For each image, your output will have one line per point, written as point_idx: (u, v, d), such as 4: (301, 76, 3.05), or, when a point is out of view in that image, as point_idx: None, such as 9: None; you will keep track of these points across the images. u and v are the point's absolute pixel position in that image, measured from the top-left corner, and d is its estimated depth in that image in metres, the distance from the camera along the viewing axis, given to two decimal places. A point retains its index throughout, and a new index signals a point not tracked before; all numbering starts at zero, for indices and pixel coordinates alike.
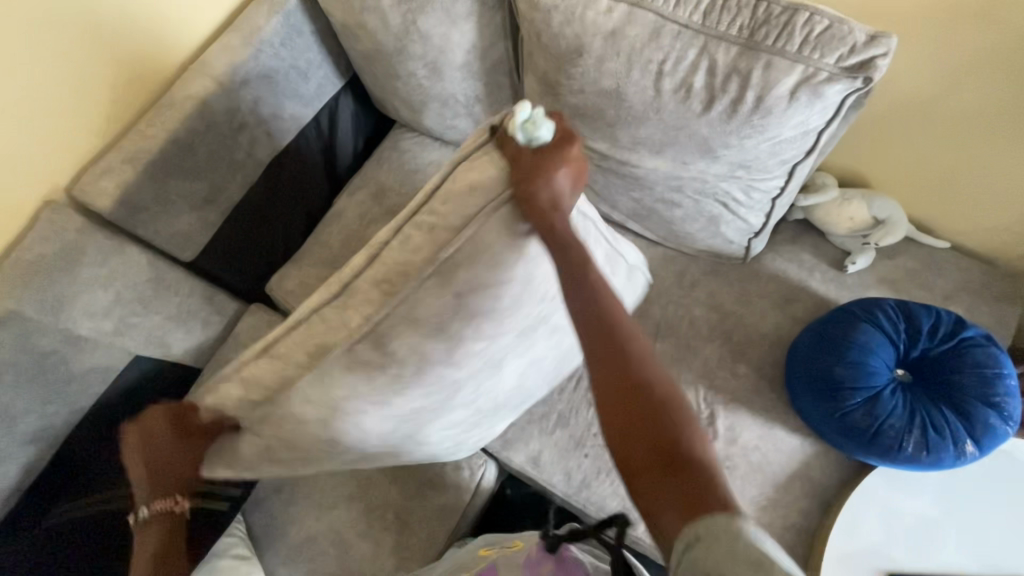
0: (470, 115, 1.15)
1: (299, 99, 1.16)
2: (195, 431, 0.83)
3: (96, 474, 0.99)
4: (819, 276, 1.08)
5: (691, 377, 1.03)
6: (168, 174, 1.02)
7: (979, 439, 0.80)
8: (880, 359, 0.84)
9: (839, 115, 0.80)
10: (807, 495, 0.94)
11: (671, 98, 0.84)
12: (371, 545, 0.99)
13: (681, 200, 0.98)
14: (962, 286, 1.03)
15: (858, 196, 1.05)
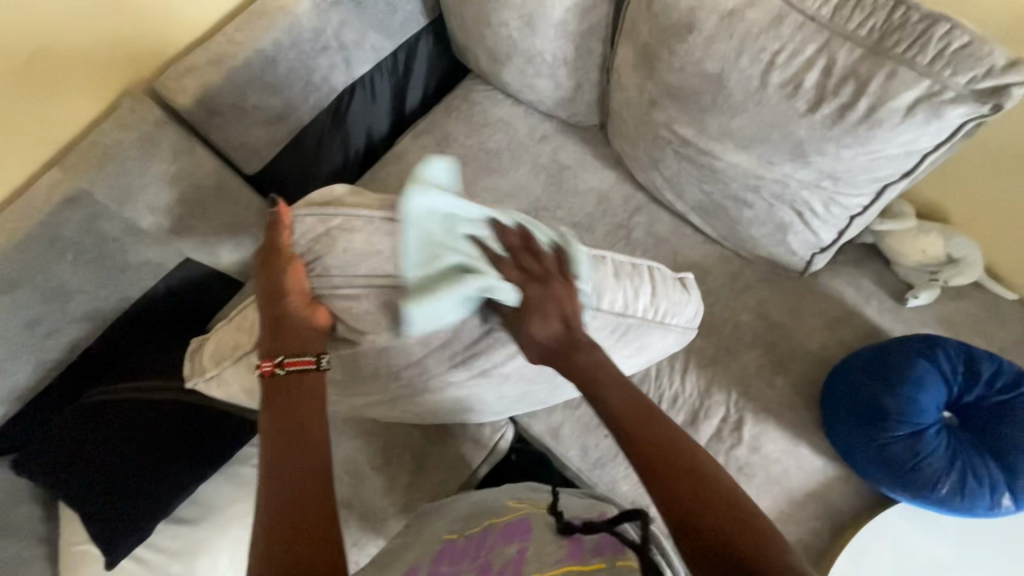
0: (552, 77, 1.13)
1: (382, 31, 1.15)
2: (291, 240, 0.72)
3: (139, 362, 0.99)
4: (876, 304, 1.05)
5: (725, 380, 1.02)
6: (248, 84, 1.03)
7: (1017, 494, 0.78)
8: (931, 397, 0.82)
9: (951, 140, 0.77)
10: (819, 516, 0.94)
11: (777, 92, 0.82)
12: (384, 480, 1.03)
13: (754, 200, 0.95)
14: (1022, 341, 1.00)
15: (936, 230, 1.02)
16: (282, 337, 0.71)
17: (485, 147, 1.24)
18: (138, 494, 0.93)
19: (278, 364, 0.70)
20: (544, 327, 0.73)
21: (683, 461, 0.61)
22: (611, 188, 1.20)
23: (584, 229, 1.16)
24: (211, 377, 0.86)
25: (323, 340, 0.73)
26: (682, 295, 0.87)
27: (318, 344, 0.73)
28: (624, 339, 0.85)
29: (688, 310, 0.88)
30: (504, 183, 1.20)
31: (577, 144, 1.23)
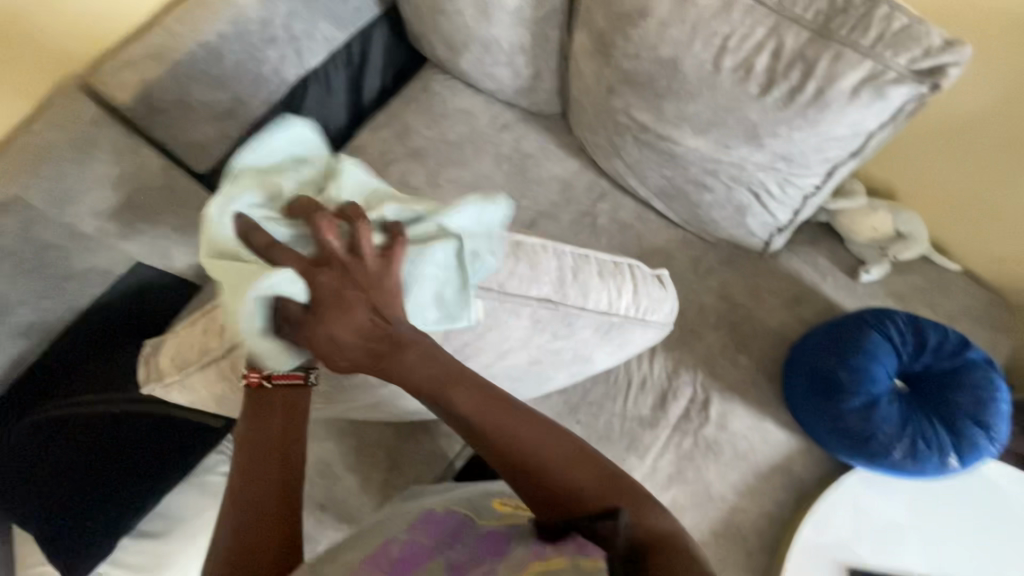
0: (510, 65, 1.12)
1: (334, 20, 1.12)
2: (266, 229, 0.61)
3: (85, 374, 0.94)
4: (832, 281, 1.09)
5: (692, 361, 1.04)
6: (192, 78, 0.99)
7: (963, 455, 0.82)
8: (883, 368, 0.86)
9: (894, 120, 0.79)
10: (784, 487, 0.98)
11: (729, 76, 0.83)
12: (358, 480, 1.01)
13: (713, 184, 0.97)
14: (966, 311, 1.05)
15: (885, 207, 1.06)
16: (269, 350, 0.64)
17: (446, 139, 1.22)
18: (97, 511, 0.90)
19: (266, 377, 0.64)
20: (336, 342, 0.56)
21: (570, 476, 0.57)
22: (574, 176, 1.20)
23: (550, 218, 1.16)
24: (171, 382, 0.83)
25: (320, 351, 0.66)
26: (661, 293, 0.88)
27: (312, 356, 0.65)
28: (609, 336, 0.86)
29: (664, 308, 0.89)
30: (466, 174, 1.19)
31: (539, 133, 1.23)
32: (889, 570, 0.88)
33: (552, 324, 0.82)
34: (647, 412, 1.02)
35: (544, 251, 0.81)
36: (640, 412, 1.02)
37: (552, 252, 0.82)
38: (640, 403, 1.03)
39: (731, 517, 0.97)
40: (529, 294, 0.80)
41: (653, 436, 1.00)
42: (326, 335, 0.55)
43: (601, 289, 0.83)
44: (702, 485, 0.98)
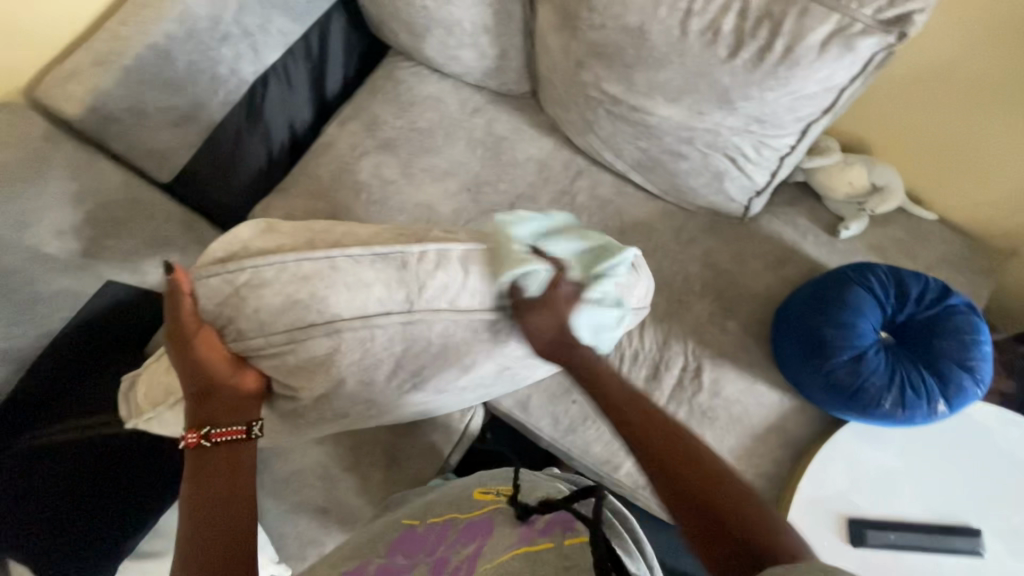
0: (475, 46, 1.10)
1: (287, 12, 1.07)
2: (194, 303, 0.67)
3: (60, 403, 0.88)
4: (813, 240, 1.10)
5: (681, 331, 1.05)
6: (144, 83, 0.95)
7: (951, 399, 0.84)
8: (868, 321, 0.87)
9: (864, 74, 0.79)
10: (780, 447, 0.99)
11: (697, 40, 0.82)
12: (358, 479, 1.01)
13: (689, 152, 0.96)
14: (944, 259, 1.07)
15: (860, 162, 1.06)
16: (210, 410, 0.70)
17: (417, 127, 1.19)
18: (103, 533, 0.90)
19: (205, 436, 0.68)
20: (551, 326, 0.68)
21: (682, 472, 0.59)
22: (549, 155, 1.19)
23: (529, 200, 1.15)
24: (153, 417, 0.78)
25: (258, 408, 0.72)
26: (636, 281, 0.83)
27: (251, 411, 0.71)
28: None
29: (646, 291, 0.83)
30: (440, 162, 1.17)
31: (510, 114, 1.21)
32: (885, 518, 0.91)
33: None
34: (640, 385, 1.03)
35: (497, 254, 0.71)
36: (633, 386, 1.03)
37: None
38: (633, 377, 1.03)
39: None
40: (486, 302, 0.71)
41: None
42: (528, 327, 0.69)
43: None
44: None
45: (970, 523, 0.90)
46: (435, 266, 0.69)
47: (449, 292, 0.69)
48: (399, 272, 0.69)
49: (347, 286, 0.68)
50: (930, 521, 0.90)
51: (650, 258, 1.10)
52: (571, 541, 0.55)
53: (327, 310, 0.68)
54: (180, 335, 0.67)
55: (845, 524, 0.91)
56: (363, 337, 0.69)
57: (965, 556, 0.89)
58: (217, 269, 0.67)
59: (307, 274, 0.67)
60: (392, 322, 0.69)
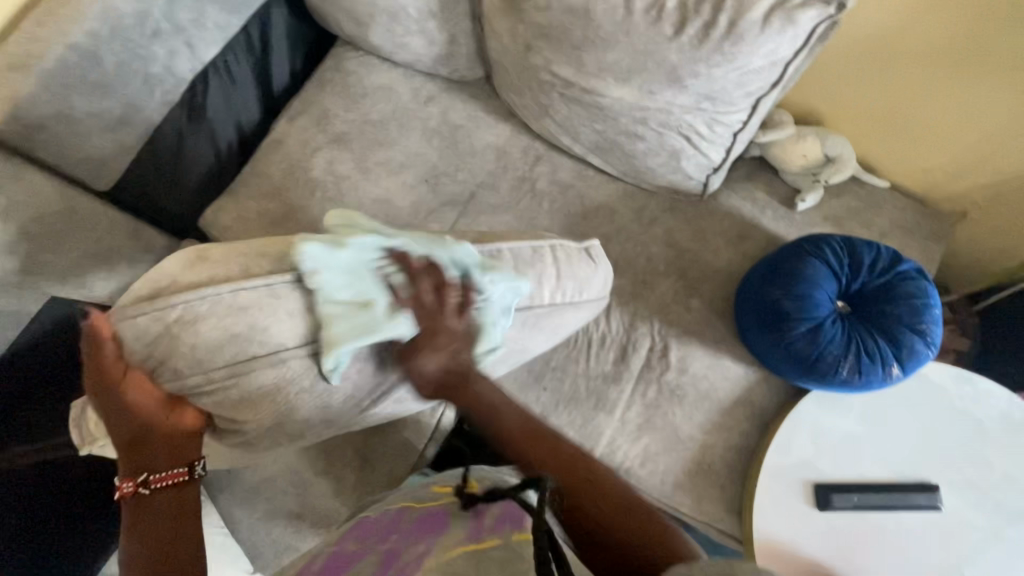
0: (423, 33, 1.07)
1: (224, 5, 1.03)
2: (115, 347, 0.65)
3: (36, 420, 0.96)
4: (771, 214, 1.11)
5: (647, 312, 1.05)
6: (70, 87, 0.88)
7: (903, 363, 0.86)
8: (824, 292, 0.88)
9: (808, 46, 0.80)
10: (747, 419, 1.01)
11: (643, 19, 0.82)
12: (331, 483, 0.99)
13: (644, 133, 0.96)
14: (897, 225, 1.09)
15: (812, 134, 1.07)
16: (143, 457, 0.67)
17: (369, 119, 1.16)
18: None
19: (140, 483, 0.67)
20: (442, 360, 0.64)
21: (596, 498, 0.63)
22: (507, 142, 1.17)
23: (488, 188, 1.13)
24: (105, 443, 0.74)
25: (198, 445, 0.70)
26: (589, 271, 0.83)
27: (192, 451, 0.69)
28: (536, 330, 0.82)
29: (600, 283, 0.85)
30: (396, 155, 1.14)
31: (465, 101, 1.18)
32: (849, 481, 0.94)
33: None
34: (609, 368, 1.03)
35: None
36: (602, 369, 1.03)
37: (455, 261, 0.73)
38: (602, 361, 1.03)
39: (701, 455, 1.00)
40: None
41: (618, 390, 1.02)
42: (415, 368, 0.65)
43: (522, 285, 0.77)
44: (671, 429, 1.01)
45: (929, 480, 0.94)
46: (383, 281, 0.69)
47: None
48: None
49: (288, 313, 0.67)
50: (891, 481, 0.94)
51: (613, 241, 1.10)
52: (519, 539, 0.58)
53: (270, 340, 0.66)
54: (103, 381, 0.64)
55: (811, 489, 0.93)
56: (310, 364, 0.69)
57: (924, 512, 0.92)
58: (145, 308, 0.65)
59: (244, 305, 0.66)
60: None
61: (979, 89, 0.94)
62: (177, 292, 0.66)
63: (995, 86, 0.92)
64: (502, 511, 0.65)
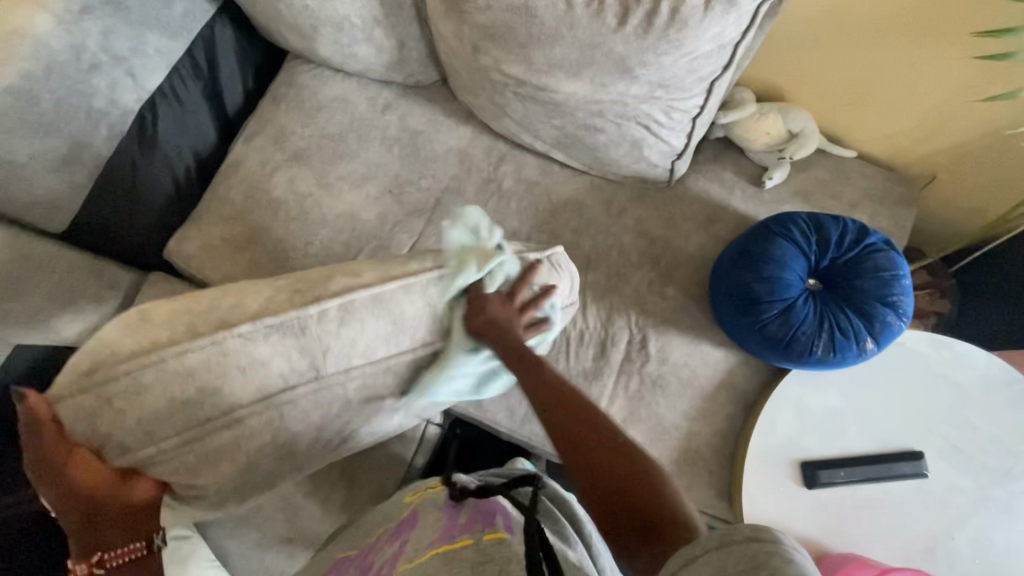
0: (370, 41, 1.05)
1: (163, 29, 1.00)
2: (55, 434, 0.64)
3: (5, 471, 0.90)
4: (740, 194, 1.10)
5: (623, 304, 1.04)
6: (10, 130, 0.86)
7: (878, 336, 0.86)
8: (794, 271, 0.88)
9: (753, 27, 0.81)
10: (731, 402, 1.01)
11: (584, 12, 0.81)
12: (320, 505, 0.98)
13: (602, 125, 0.95)
14: (867, 194, 1.08)
15: (774, 110, 1.06)
16: (98, 535, 0.70)
17: (327, 133, 1.14)
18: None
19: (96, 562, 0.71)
20: (506, 315, 0.70)
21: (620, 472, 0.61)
22: (469, 144, 1.15)
23: (454, 193, 1.11)
24: None
25: (152, 519, 0.72)
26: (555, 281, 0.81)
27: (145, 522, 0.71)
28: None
29: (568, 286, 0.84)
30: (357, 167, 1.12)
31: (422, 106, 1.16)
32: (835, 456, 0.94)
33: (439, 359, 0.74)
34: (590, 364, 1.02)
35: (405, 294, 0.70)
36: (583, 366, 1.02)
37: (417, 294, 0.70)
38: (582, 357, 1.03)
39: (687, 443, 1.00)
40: (398, 344, 0.71)
41: (600, 385, 1.01)
42: (483, 312, 0.69)
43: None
44: (655, 420, 1.00)
45: (914, 447, 0.94)
46: (338, 323, 0.68)
47: (357, 346, 0.69)
48: (299, 338, 0.67)
49: (241, 369, 0.66)
50: (877, 452, 0.94)
51: (584, 235, 1.08)
52: (490, 536, 0.61)
53: (223, 402, 0.66)
54: (47, 467, 0.65)
55: (798, 467, 0.93)
56: (271, 418, 0.69)
57: (912, 480, 0.92)
58: (85, 389, 0.64)
59: (191, 368, 0.64)
60: (299, 394, 0.69)
61: (932, 55, 0.93)
62: (118, 364, 0.65)
63: (948, 51, 0.92)
64: (472, 514, 0.67)
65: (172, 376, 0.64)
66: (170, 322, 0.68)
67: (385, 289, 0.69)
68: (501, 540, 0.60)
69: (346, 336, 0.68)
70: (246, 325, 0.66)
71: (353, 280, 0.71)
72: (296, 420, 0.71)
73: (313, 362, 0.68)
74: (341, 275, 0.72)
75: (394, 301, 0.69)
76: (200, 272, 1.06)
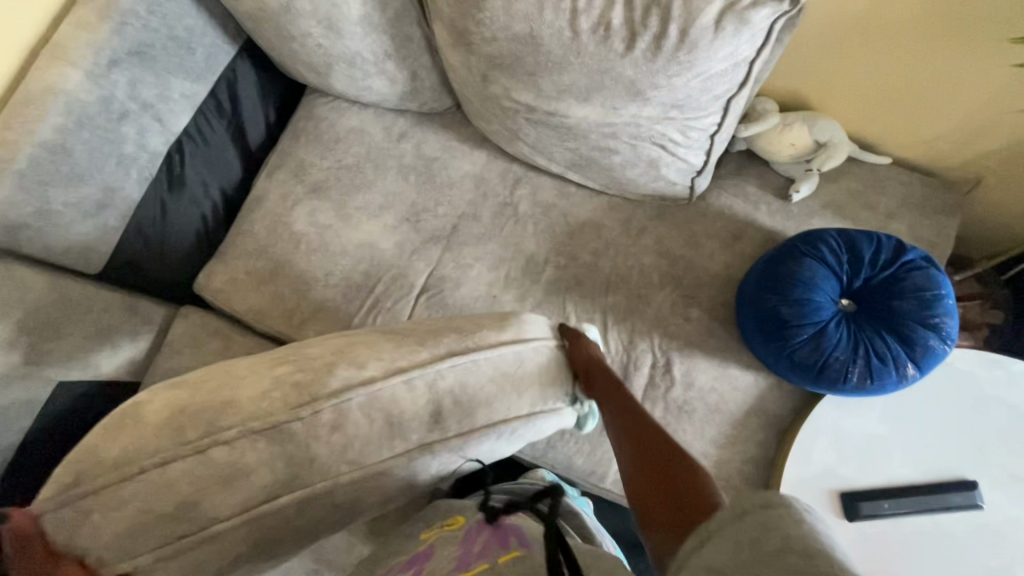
0: (383, 74, 1.06)
1: (187, 74, 1.05)
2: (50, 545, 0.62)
3: None
4: (765, 208, 1.05)
5: (646, 327, 1.01)
6: (47, 184, 0.90)
7: (919, 361, 0.81)
8: (824, 293, 0.84)
9: (770, 42, 0.78)
10: (762, 428, 0.97)
11: (590, 38, 0.80)
12: (344, 536, 0.99)
13: (617, 146, 0.92)
14: (905, 203, 1.02)
15: (799, 120, 1.02)
16: None
17: (344, 164, 1.15)
18: None
19: None
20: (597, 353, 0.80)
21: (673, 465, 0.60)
22: (484, 168, 1.15)
23: (471, 219, 1.11)
24: None
25: None
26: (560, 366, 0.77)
27: None
28: (515, 437, 0.76)
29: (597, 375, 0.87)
30: (375, 197, 1.13)
31: (437, 133, 1.16)
32: (877, 487, 0.88)
33: (445, 457, 0.72)
34: None
35: (408, 388, 0.69)
36: None
37: (421, 386, 0.69)
38: None
39: (717, 471, 0.96)
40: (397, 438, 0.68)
41: None
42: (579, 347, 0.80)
43: (495, 398, 0.72)
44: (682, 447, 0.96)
45: (966, 476, 0.87)
46: (333, 427, 0.66)
47: (352, 447, 0.67)
48: (287, 445, 0.65)
49: (223, 482, 0.63)
50: (924, 482, 0.87)
51: (603, 257, 1.06)
52: (506, 556, 0.60)
53: (203, 515, 0.63)
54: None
55: (836, 499, 0.88)
56: (252, 531, 0.65)
57: (964, 511, 0.86)
58: (63, 500, 0.62)
59: (173, 480, 0.63)
60: (284, 505, 0.65)
61: (965, 58, 0.88)
62: (100, 477, 0.63)
63: (984, 53, 0.86)
64: (486, 538, 0.66)
65: (151, 486, 0.62)
66: (162, 430, 0.65)
67: (384, 390, 0.68)
68: (517, 559, 0.60)
69: (336, 443, 0.66)
70: (233, 431, 0.64)
71: (358, 370, 0.69)
72: (279, 528, 0.67)
73: (299, 475, 0.65)
74: (343, 365, 0.70)
75: (397, 399, 0.68)
76: (227, 305, 1.08)
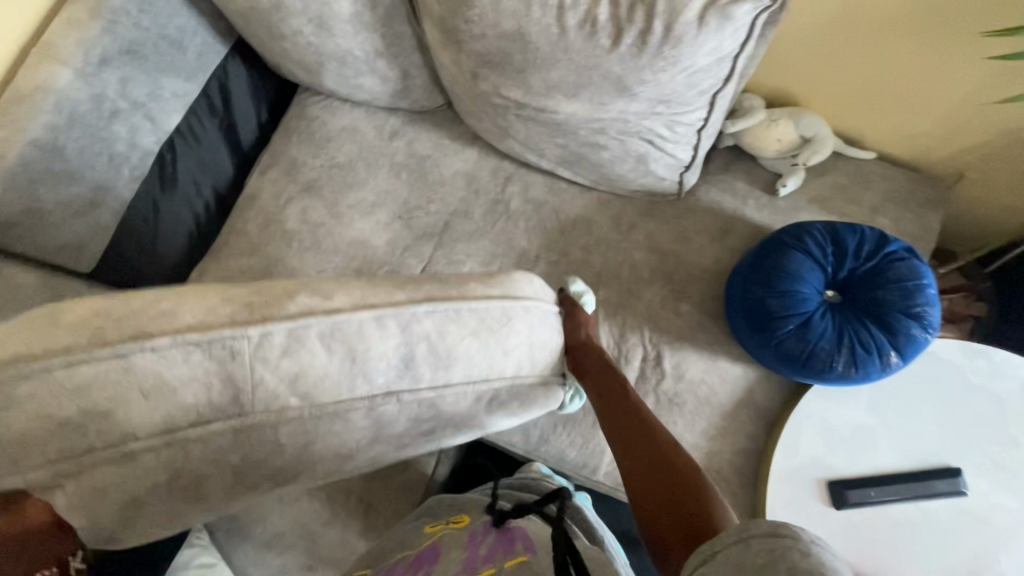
0: (374, 72, 1.07)
1: (178, 72, 1.05)
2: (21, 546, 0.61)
3: None
4: (753, 204, 1.07)
5: (636, 321, 1.02)
6: (37, 181, 0.91)
7: (902, 349, 0.82)
8: (810, 284, 0.85)
9: (753, 37, 0.79)
10: (752, 419, 0.98)
11: (577, 35, 0.81)
12: (339, 532, 0.99)
13: (606, 142, 0.94)
14: (889, 197, 1.03)
15: (785, 116, 1.03)
16: None
17: (336, 163, 1.16)
18: None
19: None
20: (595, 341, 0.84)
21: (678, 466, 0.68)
22: (476, 166, 1.16)
23: (463, 216, 1.12)
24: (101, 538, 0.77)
25: None
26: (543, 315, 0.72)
27: None
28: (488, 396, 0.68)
29: None
30: (367, 195, 1.14)
31: (429, 131, 1.17)
32: (864, 476, 0.89)
33: (411, 411, 0.65)
34: None
35: (377, 329, 0.62)
36: None
37: (389, 328, 0.63)
38: None
39: (708, 462, 0.97)
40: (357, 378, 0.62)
41: None
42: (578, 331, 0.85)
43: (474, 346, 0.66)
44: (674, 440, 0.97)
45: (952, 465, 0.89)
46: (282, 353, 0.59)
47: (304, 381, 0.61)
48: (225, 364, 0.58)
49: (144, 394, 0.57)
50: (910, 470, 0.89)
51: (594, 252, 1.07)
52: (511, 561, 0.62)
53: (115, 431, 0.57)
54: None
55: (825, 488, 0.89)
56: (171, 457, 0.59)
57: (949, 498, 0.87)
58: None
59: (82, 384, 0.56)
60: (215, 433, 0.60)
61: (944, 53, 0.90)
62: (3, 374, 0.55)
63: (961, 48, 0.88)
64: (492, 541, 0.68)
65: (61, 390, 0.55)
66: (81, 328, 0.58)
67: (351, 323, 0.61)
68: (522, 564, 0.61)
69: (285, 372, 0.60)
70: (162, 339, 0.57)
71: (317, 302, 0.62)
72: (202, 463, 0.61)
73: (235, 402, 0.59)
74: (305, 293, 0.63)
75: (364, 336, 0.62)
76: None
